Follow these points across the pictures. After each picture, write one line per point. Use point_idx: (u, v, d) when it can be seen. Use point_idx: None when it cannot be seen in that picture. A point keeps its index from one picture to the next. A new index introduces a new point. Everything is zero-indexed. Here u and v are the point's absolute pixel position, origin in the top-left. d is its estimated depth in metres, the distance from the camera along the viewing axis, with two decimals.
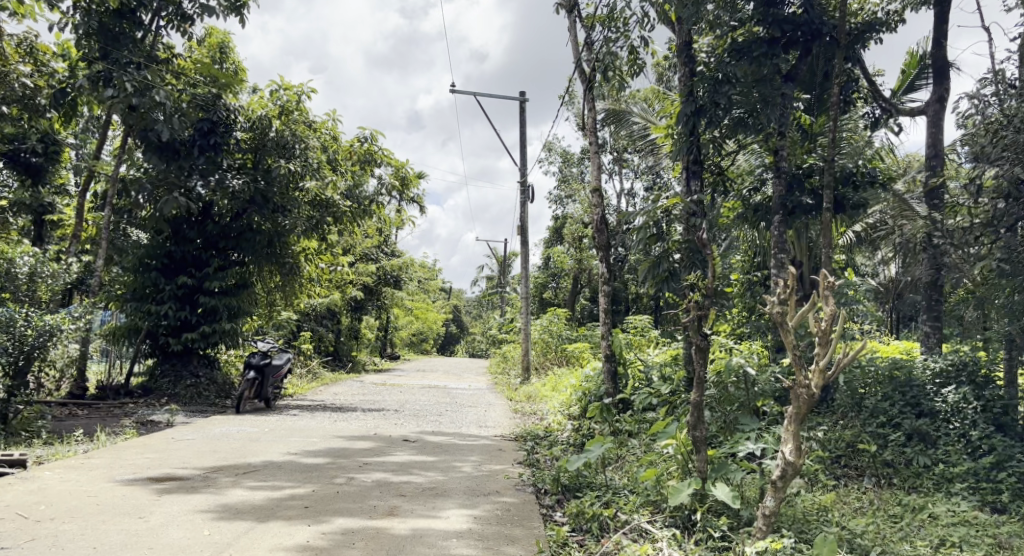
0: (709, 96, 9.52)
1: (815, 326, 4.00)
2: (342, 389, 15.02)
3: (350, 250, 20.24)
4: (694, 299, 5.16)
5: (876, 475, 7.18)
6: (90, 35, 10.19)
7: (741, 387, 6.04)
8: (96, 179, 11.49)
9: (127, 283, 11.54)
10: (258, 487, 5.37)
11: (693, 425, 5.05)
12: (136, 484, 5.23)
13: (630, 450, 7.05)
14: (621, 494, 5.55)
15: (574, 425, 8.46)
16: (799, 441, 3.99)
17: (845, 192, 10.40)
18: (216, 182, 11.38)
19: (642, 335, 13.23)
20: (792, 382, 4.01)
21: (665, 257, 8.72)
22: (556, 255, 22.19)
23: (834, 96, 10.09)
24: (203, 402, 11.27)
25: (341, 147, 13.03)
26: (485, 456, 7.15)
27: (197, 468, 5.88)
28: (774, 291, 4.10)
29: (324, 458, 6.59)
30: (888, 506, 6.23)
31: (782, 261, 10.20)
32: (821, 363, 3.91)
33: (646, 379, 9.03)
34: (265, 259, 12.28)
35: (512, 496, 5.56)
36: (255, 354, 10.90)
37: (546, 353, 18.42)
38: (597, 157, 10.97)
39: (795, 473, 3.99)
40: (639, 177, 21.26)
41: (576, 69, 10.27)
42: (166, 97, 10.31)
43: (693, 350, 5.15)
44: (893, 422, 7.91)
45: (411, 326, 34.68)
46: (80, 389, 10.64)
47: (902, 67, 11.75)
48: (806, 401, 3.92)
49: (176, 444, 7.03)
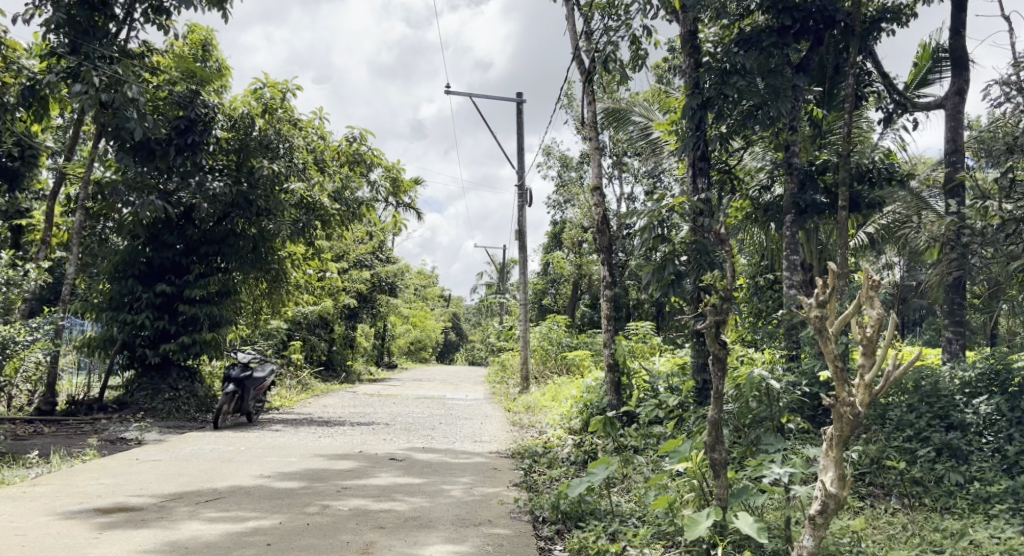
0: (716, 88, 8.64)
1: (859, 334, 3.38)
2: (332, 401, 14.33)
3: (344, 256, 19.64)
4: (711, 301, 4.46)
5: (905, 495, 6.53)
6: (61, 28, 9.62)
7: (762, 401, 5.49)
8: (70, 182, 10.95)
9: (103, 292, 10.93)
10: (218, 519, 4.76)
11: (710, 446, 4.32)
12: (77, 518, 4.62)
13: (637, 469, 6.47)
14: (628, 525, 4.98)
15: (574, 441, 7.86)
16: (842, 468, 3.37)
17: (860, 190, 9.73)
18: (196, 184, 10.69)
19: (644, 343, 12.56)
20: (833, 400, 3.39)
21: (671, 258, 7.98)
22: (555, 260, 21.63)
23: (849, 87, 9.50)
24: (182, 417, 10.60)
25: (329, 148, 12.40)
26: (478, 477, 6.54)
27: (155, 496, 5.27)
28: (810, 292, 3.45)
29: (298, 482, 5.97)
30: (924, 533, 5.56)
31: (795, 264, 9.58)
32: (867, 377, 3.33)
33: (651, 390, 8.37)
34: (250, 266, 11.66)
35: (506, 527, 4.93)
36: (235, 366, 10.24)
37: (546, 361, 17.87)
38: (597, 156, 10.21)
39: (836, 506, 3.36)
40: (639, 181, 20.63)
41: (574, 59, 9.61)
42: (139, 93, 9.66)
43: (710, 361, 4.47)
44: (921, 436, 7.23)
45: (408, 334, 34.14)
46: (49, 405, 9.93)
47: (914, 59, 11.14)
48: (849, 422, 3.31)
49: (138, 466, 6.41)
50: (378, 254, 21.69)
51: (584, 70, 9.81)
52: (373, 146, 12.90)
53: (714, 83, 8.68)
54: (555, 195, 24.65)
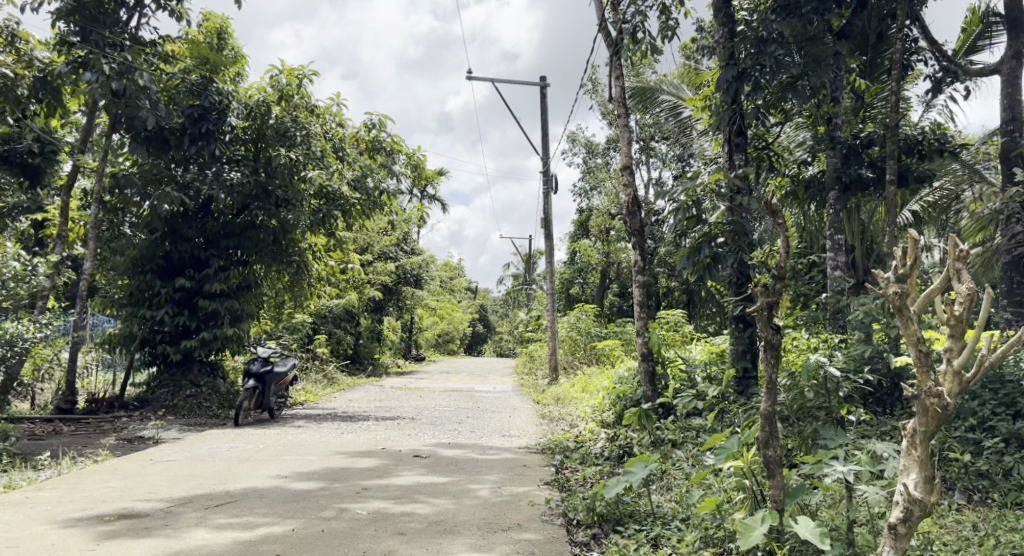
0: (753, 60, 7.93)
1: (944, 314, 2.92)
2: (358, 396, 14.04)
3: (367, 248, 19.34)
4: (762, 282, 3.97)
5: (970, 490, 6.01)
6: (71, 16, 9.42)
7: (820, 392, 5.03)
8: (85, 177, 10.76)
9: (123, 287, 10.73)
10: (227, 525, 4.42)
11: (763, 444, 3.83)
12: (77, 527, 4.32)
13: (676, 466, 6.04)
14: (671, 528, 4.55)
15: (608, 434, 7.45)
16: (928, 468, 2.91)
17: (909, 163, 9.10)
18: (212, 175, 10.44)
19: (676, 331, 12.04)
20: (916, 391, 2.93)
21: (706, 240, 7.46)
22: (582, 248, 21.18)
23: (897, 54, 8.86)
24: (204, 414, 10.34)
25: (347, 135, 12.05)
26: (507, 475, 6.14)
27: (163, 500, 4.95)
28: (887, 266, 2.98)
29: (317, 483, 5.63)
30: (999, 534, 5.01)
31: (840, 244, 9.01)
32: (955, 362, 2.86)
33: (688, 380, 7.93)
34: (270, 258, 11.38)
35: (537, 532, 4.52)
36: (255, 360, 9.95)
37: (575, 351, 17.45)
38: (626, 136, 9.69)
39: (922, 514, 2.90)
40: (667, 165, 20.01)
41: (599, 32, 9.12)
42: (150, 81, 9.39)
43: (762, 348, 3.94)
44: (986, 425, 6.64)
45: (435, 326, 33.92)
46: (68, 403, 9.69)
47: (963, 25, 10.44)
48: (937, 415, 2.84)
49: (152, 467, 6.10)
50: (404, 246, 21.34)
51: (612, 42, 9.28)
52: (393, 133, 12.52)
53: (750, 53, 7.98)
54: (581, 183, 24.10)
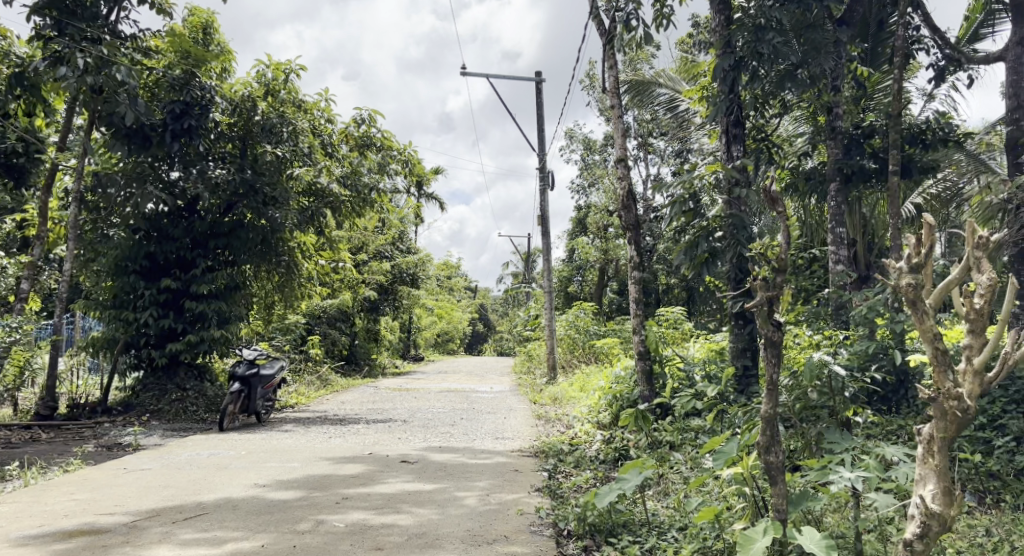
0: (750, 46, 7.52)
1: (962, 308, 2.63)
2: (352, 397, 13.77)
3: (360, 248, 19.00)
4: (763, 275, 3.63)
5: (980, 491, 5.74)
6: (46, 9, 9.11)
7: (823, 393, 4.81)
8: (65, 177, 10.48)
9: (107, 290, 10.43)
10: (193, 541, 4.14)
11: (765, 449, 3.49)
12: (32, 545, 4.05)
13: (674, 470, 5.78)
14: (667, 539, 4.29)
15: (603, 437, 7.19)
16: (947, 479, 2.63)
17: (912, 153, 8.81)
18: (197, 172, 10.17)
19: (676, 329, 11.76)
20: (933, 392, 2.64)
21: (704, 235, 7.15)
22: (580, 246, 20.84)
23: (900, 40, 8.54)
24: (189, 418, 10.06)
25: (336, 131, 11.78)
26: (497, 481, 5.86)
27: (130, 514, 4.68)
28: (900, 255, 2.68)
29: (296, 492, 5.36)
30: (1015, 539, 4.72)
31: (841, 238, 8.75)
32: (976, 360, 2.58)
33: (687, 379, 7.61)
34: (258, 257, 11.09)
35: (525, 544, 4.25)
36: (240, 362, 9.62)
37: (574, 350, 17.18)
38: (621, 129, 9.43)
39: (941, 529, 2.62)
40: (666, 161, 19.71)
41: (591, 20, 8.84)
42: (127, 76, 8.99)
43: (763, 347, 3.64)
44: (997, 424, 6.36)
45: (433, 326, 33.55)
46: (48, 409, 9.41)
47: (968, 12, 10.14)
48: (956, 419, 2.57)
49: (125, 477, 5.84)
50: (399, 245, 21.04)
51: (604, 31, 9.01)
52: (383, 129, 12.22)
53: (747, 40, 7.57)
54: (579, 180, 23.79)
